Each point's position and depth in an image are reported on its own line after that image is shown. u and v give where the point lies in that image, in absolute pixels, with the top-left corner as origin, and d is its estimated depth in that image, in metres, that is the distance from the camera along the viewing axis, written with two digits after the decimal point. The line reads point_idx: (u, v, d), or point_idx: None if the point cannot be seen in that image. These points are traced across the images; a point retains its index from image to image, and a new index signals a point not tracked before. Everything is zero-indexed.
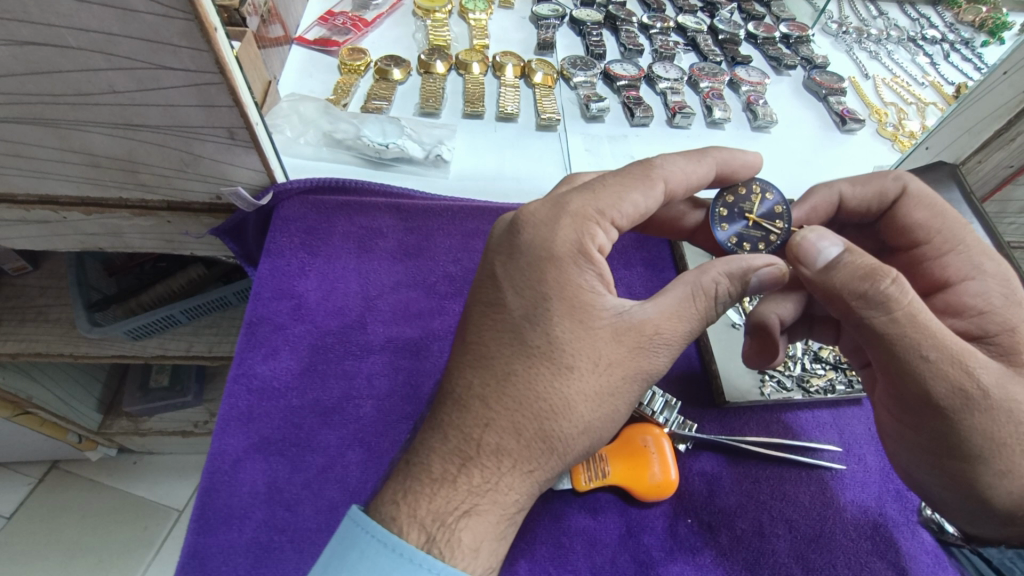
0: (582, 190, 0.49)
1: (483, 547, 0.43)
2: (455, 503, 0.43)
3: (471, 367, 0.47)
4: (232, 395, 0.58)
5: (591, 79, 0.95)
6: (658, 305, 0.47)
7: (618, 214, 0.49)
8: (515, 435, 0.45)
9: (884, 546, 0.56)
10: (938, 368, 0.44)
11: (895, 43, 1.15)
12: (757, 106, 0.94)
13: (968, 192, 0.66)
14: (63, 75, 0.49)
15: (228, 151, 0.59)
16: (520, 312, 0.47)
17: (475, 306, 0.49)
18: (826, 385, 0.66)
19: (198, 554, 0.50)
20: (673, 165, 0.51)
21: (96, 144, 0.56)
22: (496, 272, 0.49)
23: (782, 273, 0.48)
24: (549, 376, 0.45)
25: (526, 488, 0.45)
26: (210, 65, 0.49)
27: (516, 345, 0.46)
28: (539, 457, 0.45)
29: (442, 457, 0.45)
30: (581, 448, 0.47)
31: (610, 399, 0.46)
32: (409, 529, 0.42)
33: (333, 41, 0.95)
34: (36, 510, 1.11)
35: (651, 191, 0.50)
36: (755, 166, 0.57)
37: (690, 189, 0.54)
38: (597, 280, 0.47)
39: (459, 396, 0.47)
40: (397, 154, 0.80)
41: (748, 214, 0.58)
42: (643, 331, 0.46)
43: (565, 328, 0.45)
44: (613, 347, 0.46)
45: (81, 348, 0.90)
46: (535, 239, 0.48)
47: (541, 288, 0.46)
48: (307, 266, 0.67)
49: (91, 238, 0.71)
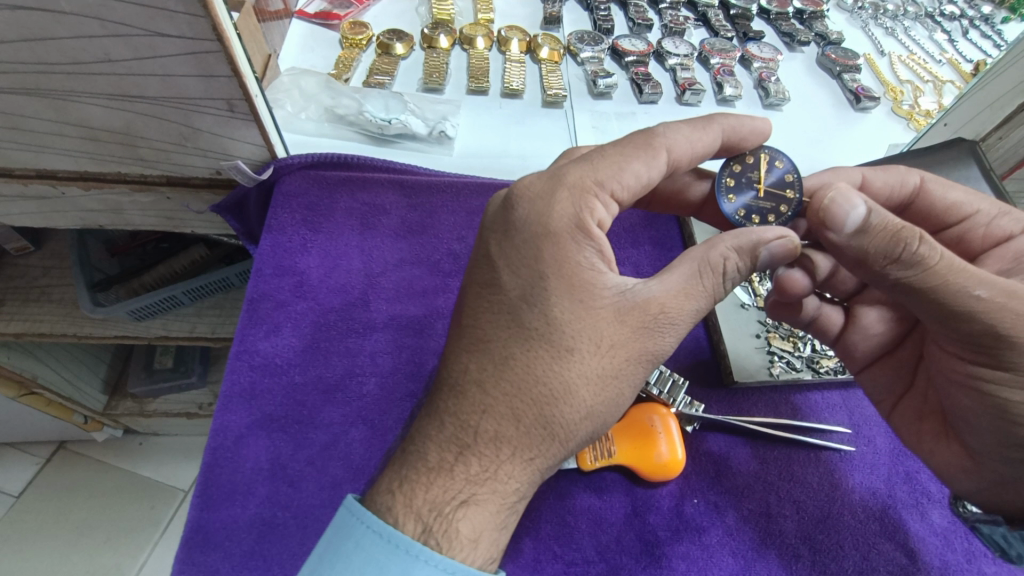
0: (580, 161, 0.48)
1: (483, 537, 0.43)
2: (452, 492, 0.43)
3: (467, 352, 0.46)
4: (234, 372, 0.57)
5: (599, 55, 0.92)
6: (664, 283, 0.45)
7: (618, 186, 0.47)
8: (514, 421, 0.44)
9: (893, 527, 0.55)
10: (995, 305, 0.42)
11: (912, 19, 1.12)
12: (769, 83, 0.91)
13: (987, 168, 0.65)
14: (57, 42, 0.47)
15: (228, 124, 0.57)
16: (516, 292, 0.46)
17: (470, 287, 0.48)
18: (835, 366, 0.67)
19: (202, 529, 0.50)
20: (677, 134, 0.50)
21: (94, 116, 0.55)
22: (490, 250, 0.48)
23: (796, 246, 0.47)
24: (548, 360, 0.44)
25: (527, 475, 0.45)
26: (208, 32, 0.48)
27: (514, 328, 0.45)
28: (539, 443, 0.44)
29: (439, 446, 0.44)
30: (583, 434, 0.46)
31: (613, 382, 0.45)
32: (404, 519, 0.42)
33: (334, 14, 0.93)
34: (44, 489, 1.12)
35: (653, 161, 0.48)
36: (764, 133, 0.55)
37: (695, 159, 0.52)
38: (596, 257, 0.46)
39: (456, 381, 0.46)
40: (401, 130, 0.78)
41: (756, 183, 0.56)
42: (648, 310, 0.45)
43: (565, 308, 0.44)
44: (615, 328, 0.44)
45: (85, 328, 0.90)
46: (531, 214, 0.46)
47: (538, 267, 0.45)
48: (308, 242, 0.66)
49: (91, 215, 0.70)
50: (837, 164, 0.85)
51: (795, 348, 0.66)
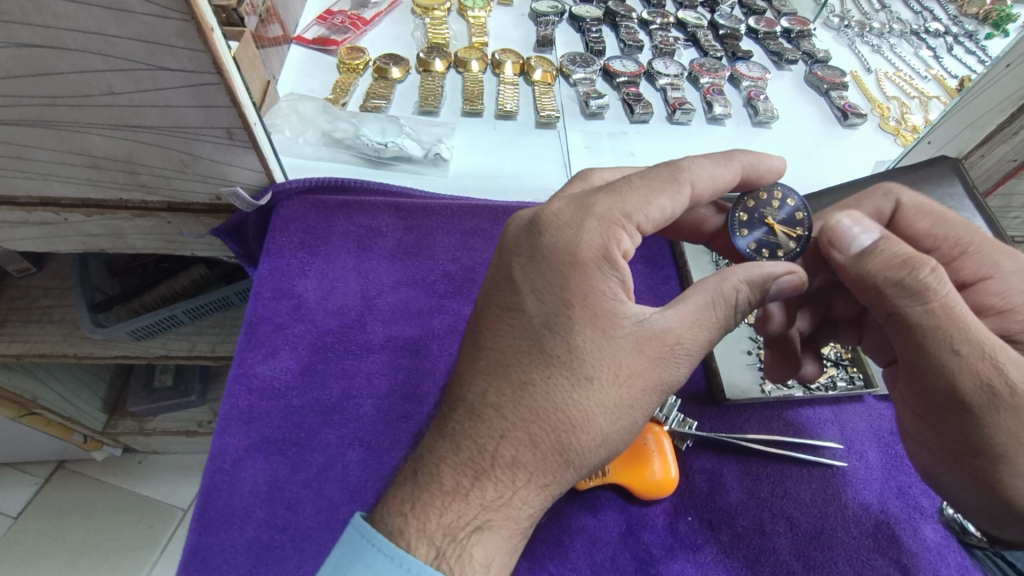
0: (608, 191, 0.48)
1: (494, 562, 0.43)
2: (467, 517, 0.43)
3: (485, 374, 0.47)
4: (232, 395, 0.58)
5: (591, 75, 0.94)
6: (680, 313, 0.46)
7: (644, 219, 0.48)
8: (532, 447, 0.44)
9: (887, 543, 0.55)
10: (967, 363, 0.42)
11: (897, 37, 1.14)
12: (758, 101, 0.93)
13: (971, 185, 0.65)
14: (62, 76, 0.49)
15: (227, 152, 0.59)
16: (539, 318, 0.46)
17: (489, 309, 0.49)
18: (826, 381, 0.65)
19: (199, 553, 0.51)
20: (701, 170, 0.50)
21: (97, 145, 0.57)
22: (514, 274, 0.48)
23: (802, 281, 0.49)
24: (568, 387, 0.45)
25: (539, 501, 0.45)
26: (207, 65, 0.49)
27: (535, 355, 0.46)
28: (555, 470, 0.45)
29: (454, 469, 0.44)
30: (596, 460, 0.47)
31: (628, 412, 0.46)
32: (417, 543, 0.42)
33: (333, 40, 0.95)
34: (44, 509, 1.12)
35: (677, 195, 0.49)
36: (781, 171, 0.56)
37: (715, 194, 0.53)
38: (619, 287, 0.46)
39: (472, 404, 0.46)
40: (397, 153, 0.80)
41: (768, 220, 0.58)
42: (665, 340, 0.46)
43: (587, 337, 0.45)
44: (635, 357, 0.45)
45: (85, 348, 0.91)
46: (558, 241, 0.47)
47: (564, 294, 0.46)
48: (306, 265, 0.67)
49: (93, 239, 0.71)
50: (827, 181, 0.86)
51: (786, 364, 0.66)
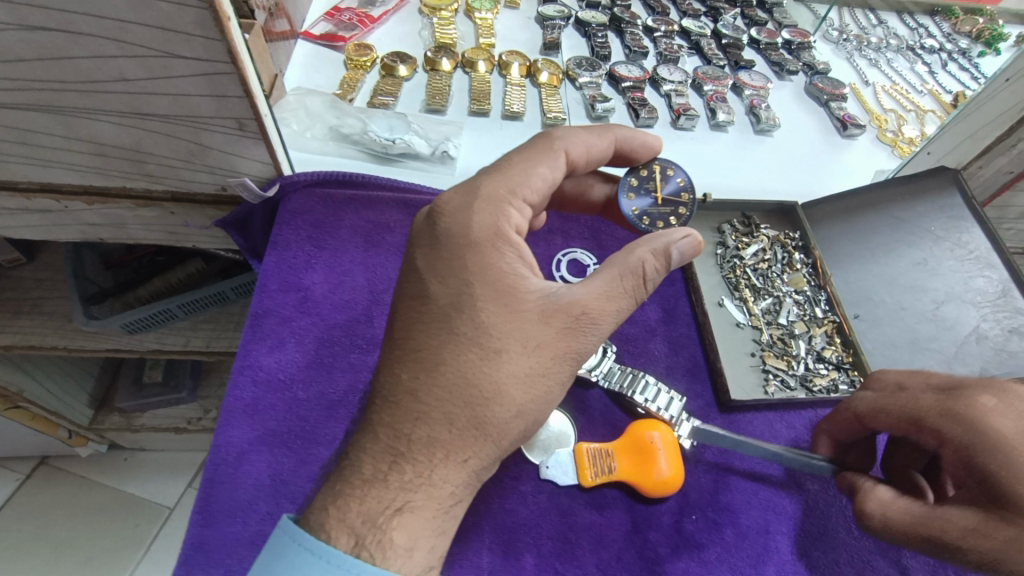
0: (493, 173, 0.52)
1: (418, 546, 0.43)
2: (387, 501, 0.43)
3: (400, 362, 0.46)
4: (237, 386, 0.57)
5: (596, 80, 0.95)
6: (587, 287, 0.48)
7: (528, 190, 0.52)
8: (448, 425, 0.44)
9: (887, 544, 0.56)
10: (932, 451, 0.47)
11: (894, 51, 1.17)
12: (760, 109, 0.94)
13: (970, 197, 0.68)
14: (73, 62, 0.49)
15: (237, 143, 0.58)
16: (445, 301, 0.47)
17: (401, 300, 0.49)
18: (829, 385, 0.65)
19: (201, 546, 0.50)
20: (575, 137, 0.55)
21: (105, 133, 0.56)
22: (418, 263, 0.49)
23: (699, 243, 0.51)
24: (478, 361, 0.45)
25: (461, 478, 0.45)
26: (223, 54, 0.49)
27: (445, 334, 0.46)
28: (473, 444, 0.45)
29: (374, 457, 0.44)
30: (516, 432, 0.47)
31: (542, 380, 0.46)
32: (338, 534, 0.42)
33: (339, 36, 0.95)
34: (26, 506, 1.10)
35: (554, 163, 0.54)
36: (656, 147, 0.61)
37: (590, 163, 0.58)
38: (518, 263, 0.49)
39: (389, 393, 0.46)
40: (404, 150, 0.80)
41: (653, 193, 0.62)
42: (571, 311, 0.47)
43: (491, 312, 0.46)
44: (541, 328, 0.46)
45: (77, 341, 0.89)
46: (452, 226, 0.49)
47: (465, 275, 0.47)
48: (313, 259, 0.67)
49: (93, 228, 0.70)
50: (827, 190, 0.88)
51: (789, 365, 0.66)
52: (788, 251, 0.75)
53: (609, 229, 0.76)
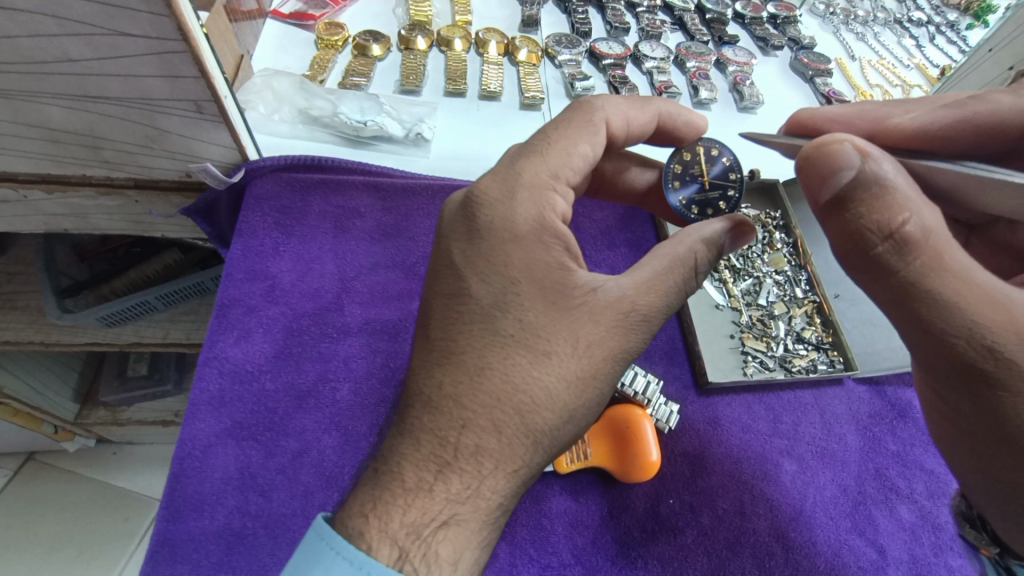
0: (532, 155, 0.49)
1: (463, 559, 0.41)
2: (432, 513, 0.41)
3: (438, 366, 0.44)
4: (202, 378, 0.56)
5: (576, 57, 0.93)
6: (634, 278, 0.46)
7: (571, 173, 0.49)
8: (496, 432, 0.42)
9: (864, 524, 0.56)
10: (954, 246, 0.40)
11: (881, 25, 1.14)
12: (744, 86, 0.92)
13: None
14: (12, 41, 0.46)
15: (196, 126, 0.56)
16: (488, 300, 0.45)
17: (435, 297, 0.47)
18: (806, 365, 0.65)
19: (167, 541, 0.49)
20: (614, 107, 0.53)
21: (55, 118, 0.54)
22: (454, 258, 0.47)
23: (750, 228, 0.50)
24: (527, 365, 0.43)
25: (509, 487, 0.43)
26: (173, 32, 0.46)
27: (488, 336, 0.44)
28: (522, 452, 0.43)
29: (416, 465, 0.42)
30: (565, 436, 0.45)
31: (591, 382, 0.45)
32: (380, 545, 0.39)
33: (310, 15, 0.91)
34: (12, 501, 1.08)
35: (596, 137, 0.51)
36: (701, 127, 0.59)
37: (630, 138, 0.55)
38: (564, 256, 0.46)
39: (430, 396, 0.44)
40: (376, 132, 0.77)
41: (699, 179, 0.58)
42: (621, 307, 0.45)
43: (540, 312, 0.44)
44: (592, 328, 0.44)
45: (53, 335, 0.87)
46: (493, 218, 0.46)
47: (508, 272, 0.45)
48: (280, 246, 0.65)
49: (55, 219, 0.68)
50: None
51: (767, 347, 0.66)
52: (768, 232, 0.74)
53: (588, 211, 0.74)
